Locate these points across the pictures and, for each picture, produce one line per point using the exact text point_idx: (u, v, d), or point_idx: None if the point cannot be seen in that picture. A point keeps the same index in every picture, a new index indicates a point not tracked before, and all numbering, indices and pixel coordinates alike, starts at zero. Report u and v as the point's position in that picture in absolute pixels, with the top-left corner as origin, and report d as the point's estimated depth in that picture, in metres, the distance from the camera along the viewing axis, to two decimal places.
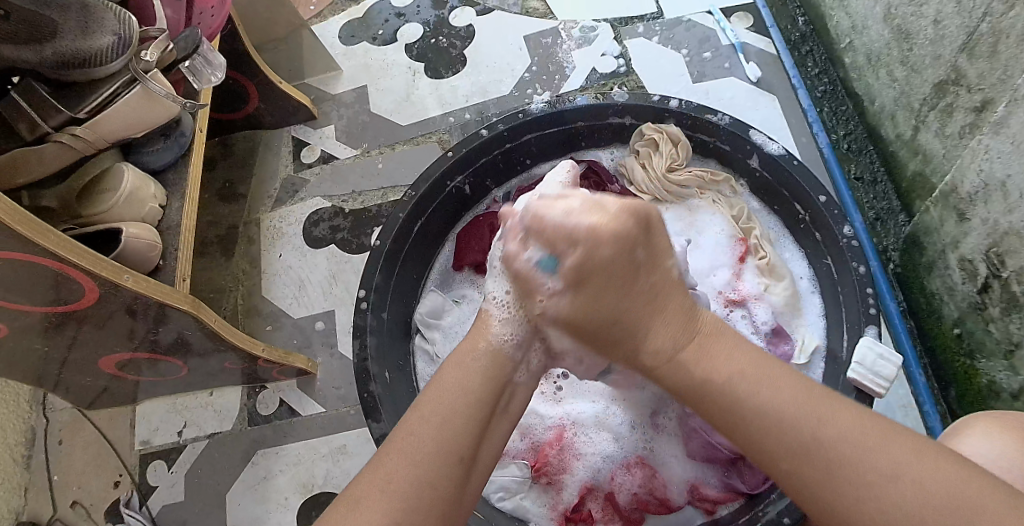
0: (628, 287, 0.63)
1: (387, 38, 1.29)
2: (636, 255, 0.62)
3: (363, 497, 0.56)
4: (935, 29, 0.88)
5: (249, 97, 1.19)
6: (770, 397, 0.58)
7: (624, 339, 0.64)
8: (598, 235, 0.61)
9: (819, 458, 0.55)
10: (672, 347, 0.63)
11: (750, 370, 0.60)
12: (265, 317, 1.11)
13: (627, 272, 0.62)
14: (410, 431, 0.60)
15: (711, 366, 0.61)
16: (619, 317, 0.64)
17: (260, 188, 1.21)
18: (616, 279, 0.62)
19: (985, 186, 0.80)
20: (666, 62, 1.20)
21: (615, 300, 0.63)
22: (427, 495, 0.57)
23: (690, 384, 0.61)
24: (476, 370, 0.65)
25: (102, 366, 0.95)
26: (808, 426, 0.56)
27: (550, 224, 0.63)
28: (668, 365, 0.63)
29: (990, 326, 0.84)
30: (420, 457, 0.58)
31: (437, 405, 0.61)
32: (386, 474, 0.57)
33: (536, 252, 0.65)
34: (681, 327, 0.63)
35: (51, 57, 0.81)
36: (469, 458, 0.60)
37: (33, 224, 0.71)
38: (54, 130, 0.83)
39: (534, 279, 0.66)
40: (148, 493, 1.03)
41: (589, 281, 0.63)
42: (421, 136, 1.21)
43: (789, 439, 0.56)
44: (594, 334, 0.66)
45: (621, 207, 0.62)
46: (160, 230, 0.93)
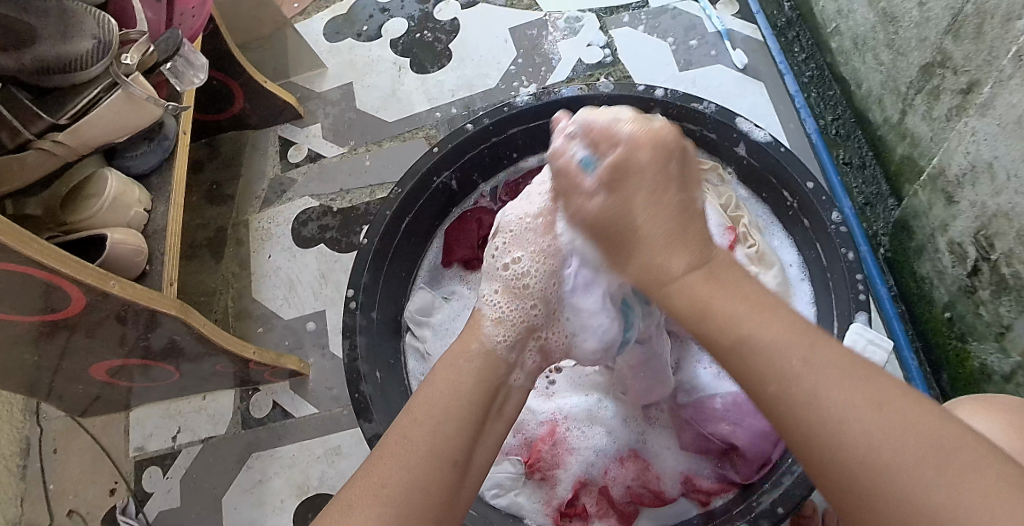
0: (661, 193, 0.59)
1: (371, 35, 1.29)
2: (671, 168, 0.60)
3: (357, 503, 0.54)
4: (920, 11, 0.87)
5: (233, 98, 1.18)
6: (761, 323, 0.51)
7: (634, 253, 0.59)
8: (641, 137, 0.60)
9: (795, 396, 0.48)
10: (668, 273, 0.57)
11: (756, 305, 0.53)
12: (256, 319, 1.11)
13: (663, 176, 0.59)
14: (403, 435, 0.59)
15: (711, 301, 0.54)
16: (643, 226, 0.59)
17: (248, 190, 1.20)
18: (650, 185, 0.59)
19: (972, 169, 0.80)
20: (652, 51, 1.19)
21: (649, 201, 0.59)
22: (425, 496, 0.56)
23: (687, 308, 0.55)
24: (463, 375, 0.66)
25: (94, 374, 0.95)
26: (796, 357, 0.49)
27: (601, 120, 0.62)
28: (669, 283, 0.57)
29: (981, 309, 0.84)
30: (412, 460, 0.57)
31: (428, 409, 0.61)
32: (378, 479, 0.56)
33: (582, 148, 0.63)
34: (695, 254, 0.57)
35: (32, 64, 0.81)
36: (462, 461, 0.59)
37: (16, 233, 0.70)
38: (35, 137, 0.82)
39: (574, 175, 0.63)
40: (145, 499, 1.03)
41: (627, 162, 0.60)
42: (408, 132, 1.20)
43: (774, 371, 0.50)
44: (618, 238, 0.60)
45: (648, 134, 0.60)
46: (146, 236, 0.93)
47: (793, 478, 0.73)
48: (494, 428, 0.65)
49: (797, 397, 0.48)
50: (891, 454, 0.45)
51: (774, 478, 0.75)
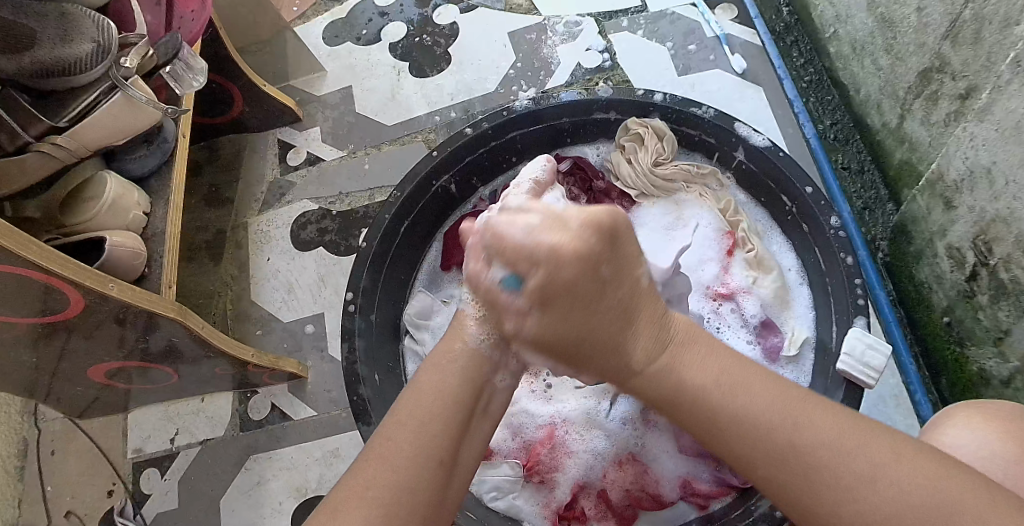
0: (595, 305, 0.58)
1: (371, 38, 1.29)
2: (600, 273, 0.57)
3: (343, 506, 0.55)
4: (918, 17, 0.87)
5: (233, 101, 1.18)
6: (749, 398, 0.56)
7: (591, 357, 0.60)
8: (547, 284, 0.57)
9: (798, 462, 0.53)
10: (627, 374, 0.60)
11: (729, 375, 0.57)
12: (254, 321, 1.11)
13: (587, 288, 0.57)
14: (390, 436, 0.59)
15: (682, 380, 0.58)
16: (587, 336, 0.59)
17: (247, 192, 1.20)
18: (582, 299, 0.58)
19: (971, 174, 0.80)
20: (651, 56, 1.20)
21: (592, 322, 0.59)
22: (417, 500, 0.56)
23: (662, 394, 0.59)
24: (453, 369, 0.64)
25: (92, 376, 0.95)
26: (789, 427, 0.54)
27: (510, 240, 0.58)
28: (633, 379, 0.60)
29: (979, 314, 0.84)
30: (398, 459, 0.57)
31: (417, 411, 0.60)
32: (367, 479, 0.56)
33: (501, 271, 0.59)
34: (654, 340, 0.60)
35: (31, 66, 0.80)
36: (448, 460, 0.59)
37: (17, 236, 0.70)
38: (35, 139, 0.82)
39: (501, 300, 0.60)
40: (143, 500, 1.03)
41: (545, 305, 0.58)
42: (408, 135, 1.20)
43: (771, 442, 0.54)
44: (571, 353, 0.60)
45: (582, 222, 0.57)
46: (145, 238, 0.93)
47: None
48: (478, 428, 0.64)
49: (798, 471, 0.53)
50: (880, 497, 0.51)
51: None
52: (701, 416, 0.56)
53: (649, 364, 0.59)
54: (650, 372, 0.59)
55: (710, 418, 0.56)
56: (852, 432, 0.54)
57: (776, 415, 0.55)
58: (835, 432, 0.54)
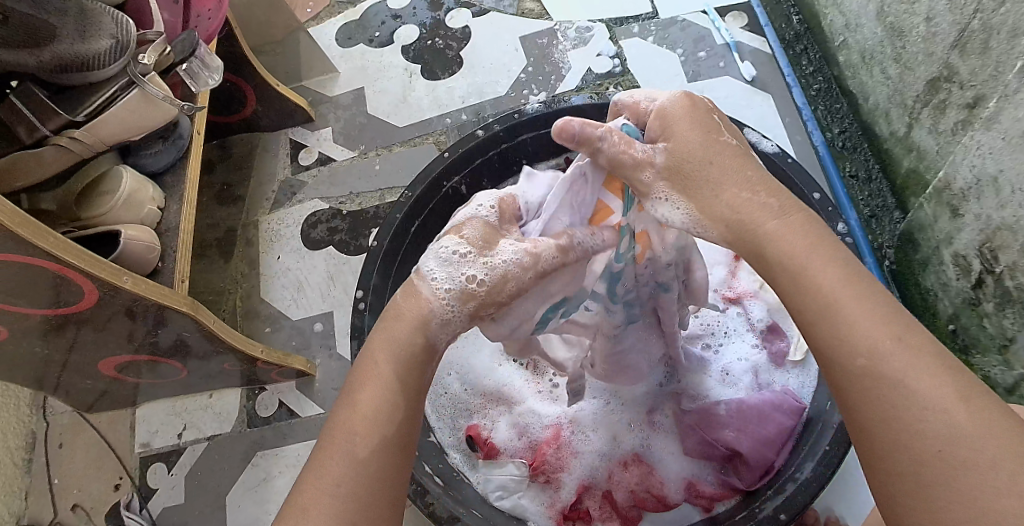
0: (714, 141, 0.62)
1: (383, 41, 1.30)
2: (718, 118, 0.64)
3: (310, 506, 0.54)
4: (927, 26, 0.88)
5: (246, 101, 1.19)
6: (857, 292, 0.54)
7: (705, 188, 0.62)
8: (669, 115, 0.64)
9: (880, 374, 0.51)
10: (764, 212, 0.60)
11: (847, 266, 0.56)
12: (264, 319, 1.12)
13: (708, 127, 0.63)
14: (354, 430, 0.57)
15: (798, 265, 0.57)
16: (711, 160, 0.62)
17: (259, 191, 1.21)
18: (699, 128, 0.63)
19: (978, 182, 0.81)
20: (661, 62, 1.21)
21: (710, 153, 0.62)
22: (391, 493, 0.56)
23: (782, 252, 0.58)
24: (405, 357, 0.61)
25: (102, 369, 0.95)
26: (890, 337, 0.52)
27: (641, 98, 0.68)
28: (759, 227, 0.59)
29: (984, 322, 0.85)
30: (365, 455, 0.56)
31: (369, 400, 0.58)
32: (336, 478, 0.55)
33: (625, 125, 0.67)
34: (779, 206, 0.60)
35: (50, 61, 0.82)
36: (409, 444, 0.59)
37: (34, 226, 0.71)
38: (52, 133, 0.83)
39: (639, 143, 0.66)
40: (149, 494, 1.03)
41: (672, 139, 0.63)
42: (419, 137, 1.21)
43: (861, 344, 0.52)
44: (693, 183, 0.62)
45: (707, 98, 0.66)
46: (159, 233, 0.94)
47: (795, 487, 0.74)
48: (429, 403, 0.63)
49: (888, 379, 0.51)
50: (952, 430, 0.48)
51: (776, 486, 0.76)
52: (817, 303, 0.55)
53: (781, 223, 0.59)
54: (780, 228, 0.59)
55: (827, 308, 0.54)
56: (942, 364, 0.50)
57: (879, 333, 0.52)
58: (947, 382, 0.49)
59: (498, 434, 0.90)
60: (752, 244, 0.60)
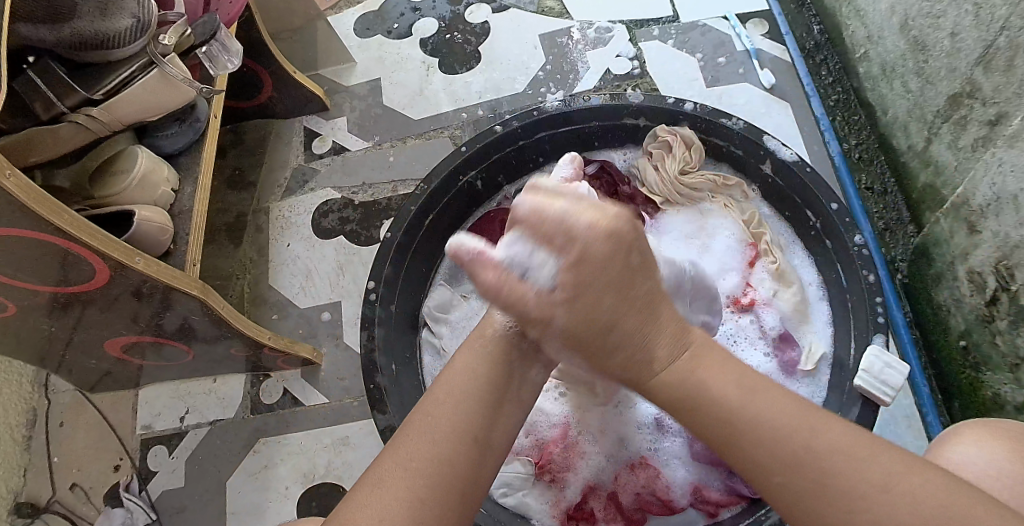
0: (625, 290, 0.58)
1: (402, 33, 1.30)
2: (630, 259, 0.58)
3: (382, 484, 0.55)
4: (952, 42, 0.88)
5: (263, 86, 1.19)
6: (774, 407, 0.55)
7: (605, 344, 0.59)
8: (577, 291, 0.57)
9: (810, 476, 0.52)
10: (661, 343, 0.59)
11: (745, 384, 0.56)
12: (271, 306, 1.11)
13: (620, 279, 0.57)
14: (430, 413, 0.59)
15: (713, 394, 0.56)
16: (615, 325, 0.58)
17: (271, 177, 1.21)
18: (604, 283, 0.57)
19: (997, 199, 0.80)
20: (679, 65, 1.20)
21: (609, 312, 0.58)
22: (458, 484, 0.55)
23: (670, 396, 0.58)
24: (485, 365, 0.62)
25: (107, 348, 0.95)
26: (801, 441, 0.53)
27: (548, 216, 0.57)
28: (657, 371, 0.58)
29: (996, 340, 0.84)
30: (437, 436, 0.57)
31: (452, 389, 0.60)
32: (408, 452, 0.56)
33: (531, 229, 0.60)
34: (674, 340, 0.59)
35: (69, 37, 0.81)
36: (481, 439, 0.58)
37: (51, 205, 0.71)
38: (69, 109, 0.83)
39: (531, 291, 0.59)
40: (148, 477, 1.03)
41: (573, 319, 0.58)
42: (433, 131, 1.21)
43: (777, 461, 0.53)
44: (603, 341, 0.59)
45: (596, 225, 0.56)
46: (172, 215, 0.93)
47: None
48: (512, 412, 0.62)
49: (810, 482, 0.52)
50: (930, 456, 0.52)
51: None
52: (724, 422, 0.55)
53: (675, 359, 0.58)
54: (676, 364, 0.58)
55: (729, 425, 0.55)
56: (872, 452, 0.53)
57: (801, 444, 0.53)
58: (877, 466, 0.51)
59: None
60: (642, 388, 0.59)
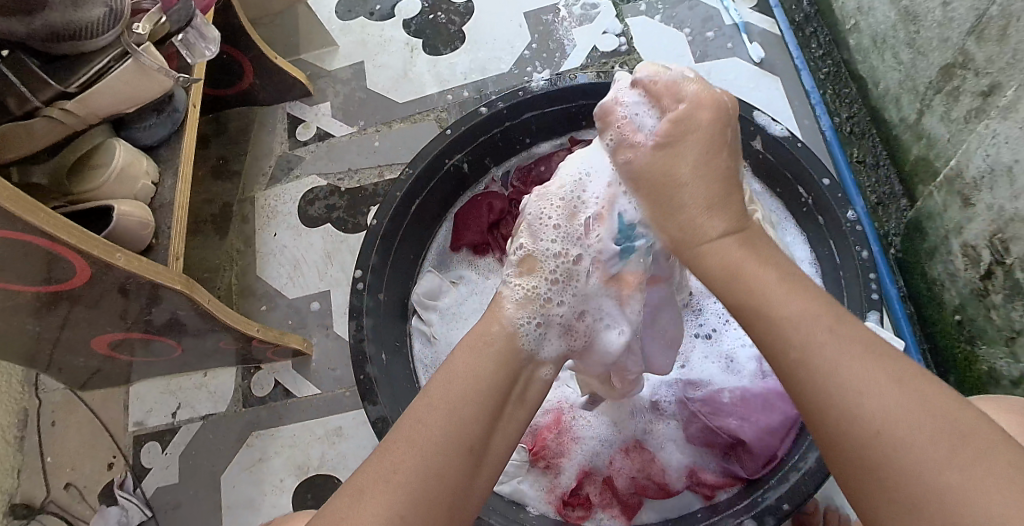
0: (711, 158, 0.62)
1: (384, 14, 1.27)
2: (726, 134, 0.62)
3: (369, 489, 0.52)
4: (943, 11, 0.86)
5: (243, 73, 1.16)
6: (801, 304, 0.52)
7: (666, 198, 0.63)
8: (699, 108, 0.62)
9: (827, 383, 0.49)
10: (708, 228, 0.60)
11: (790, 282, 0.54)
12: (259, 297, 1.10)
13: (715, 143, 0.62)
14: (421, 418, 0.56)
15: (749, 282, 0.55)
16: (678, 182, 0.62)
17: (256, 166, 1.19)
18: (704, 146, 0.62)
19: (991, 172, 0.79)
20: (668, 41, 1.18)
21: (692, 159, 0.62)
22: (445, 499, 0.53)
23: (716, 269, 0.58)
24: (492, 357, 0.61)
25: (94, 346, 0.94)
26: (828, 348, 0.50)
27: (662, 80, 0.65)
28: (696, 245, 0.61)
29: (992, 314, 0.83)
30: (429, 446, 0.54)
31: (447, 393, 0.57)
32: (393, 460, 0.53)
33: (636, 103, 0.66)
34: (731, 220, 0.60)
35: (41, 29, 0.78)
36: (477, 448, 0.56)
37: (25, 203, 0.69)
38: (44, 104, 0.80)
39: (626, 129, 0.66)
40: (142, 474, 1.02)
41: (653, 158, 0.64)
42: (419, 114, 1.19)
43: (808, 359, 0.50)
44: (660, 192, 0.63)
45: (713, 97, 0.63)
46: (153, 209, 0.92)
47: (800, 476, 0.73)
48: (515, 415, 0.60)
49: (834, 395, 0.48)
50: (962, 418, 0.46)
51: (780, 475, 0.75)
52: (758, 310, 0.54)
53: (721, 238, 0.59)
54: (716, 242, 0.59)
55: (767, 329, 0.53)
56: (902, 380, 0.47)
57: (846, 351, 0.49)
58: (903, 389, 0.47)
59: None
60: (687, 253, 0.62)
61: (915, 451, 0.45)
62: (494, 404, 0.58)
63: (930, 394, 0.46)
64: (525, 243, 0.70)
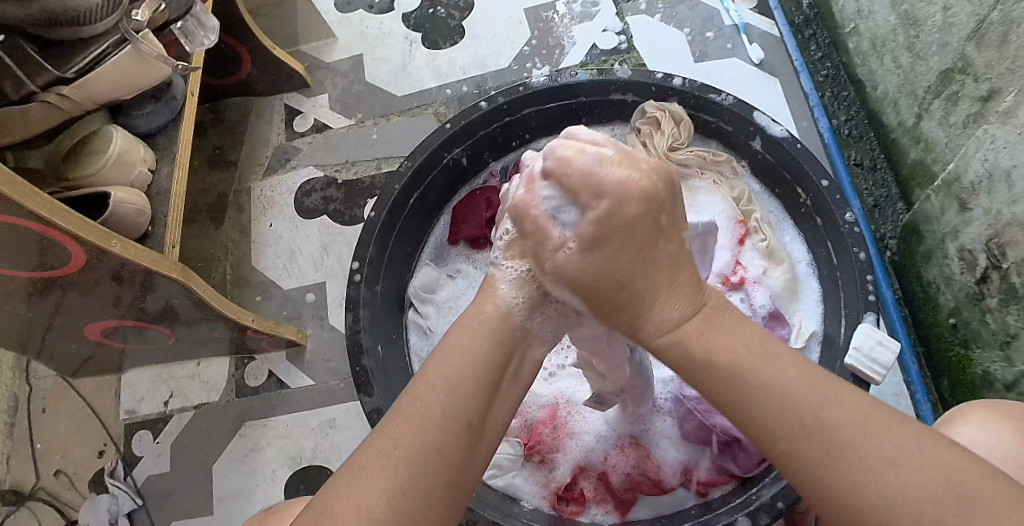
0: (647, 253, 0.56)
1: (383, 7, 1.27)
2: (659, 221, 0.56)
3: (369, 466, 0.51)
4: (944, 16, 0.87)
5: (241, 63, 1.15)
6: (779, 382, 0.51)
7: (614, 304, 0.58)
8: (628, 186, 0.55)
9: (810, 453, 0.49)
10: (661, 326, 0.56)
11: (759, 357, 0.53)
12: (254, 287, 1.09)
13: (651, 236, 0.56)
14: (419, 396, 0.54)
15: (718, 356, 0.54)
16: (624, 282, 0.56)
17: (252, 156, 1.18)
18: (639, 241, 0.56)
19: (989, 176, 0.80)
20: (668, 40, 1.18)
21: (631, 264, 0.56)
22: (444, 473, 0.52)
23: (681, 358, 0.55)
24: (486, 328, 0.58)
25: (87, 333, 0.93)
26: (807, 414, 0.50)
27: (578, 166, 0.56)
28: (656, 338, 0.56)
29: (987, 317, 0.84)
30: (428, 422, 0.52)
31: (445, 369, 0.55)
32: (392, 438, 0.52)
33: (551, 193, 0.58)
34: (685, 307, 0.56)
35: (38, 13, 0.76)
36: (477, 423, 0.54)
37: (19, 186, 0.68)
38: (40, 89, 0.80)
39: (547, 231, 0.58)
40: (133, 462, 1.01)
41: (585, 272, 0.57)
42: (418, 107, 1.18)
43: (783, 428, 0.50)
44: (603, 295, 0.57)
45: (647, 166, 0.56)
46: (149, 196, 0.91)
47: None
48: (510, 393, 0.58)
49: (816, 454, 0.49)
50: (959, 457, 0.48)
51: (774, 474, 0.75)
52: (721, 375, 0.53)
53: (673, 335, 0.56)
54: (670, 342, 0.56)
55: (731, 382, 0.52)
56: (880, 428, 0.49)
57: (843, 419, 0.49)
58: (891, 443, 0.48)
59: None
60: (646, 347, 0.58)
61: (884, 487, 0.47)
62: (490, 376, 0.56)
63: (916, 451, 0.48)
64: (514, 223, 0.64)
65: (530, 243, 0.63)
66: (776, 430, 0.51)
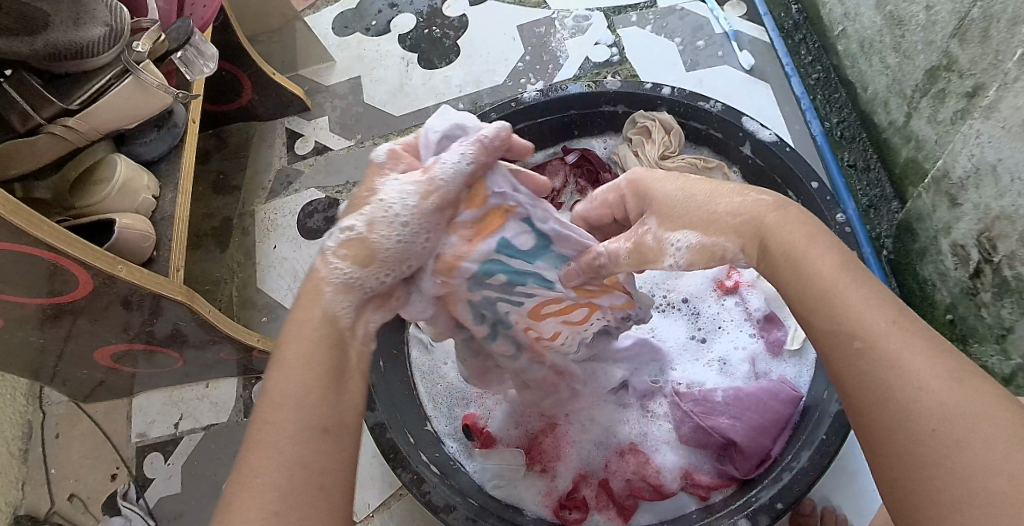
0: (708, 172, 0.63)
1: (380, 30, 1.29)
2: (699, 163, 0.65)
3: (236, 501, 0.52)
4: (927, 15, 0.88)
5: (243, 89, 1.18)
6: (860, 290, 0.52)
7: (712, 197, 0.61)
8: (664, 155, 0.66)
9: (879, 356, 0.49)
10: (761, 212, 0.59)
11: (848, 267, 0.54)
12: (259, 308, 1.11)
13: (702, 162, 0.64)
14: (265, 420, 0.55)
15: (811, 259, 0.55)
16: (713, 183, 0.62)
17: (255, 180, 1.21)
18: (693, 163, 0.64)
19: (976, 171, 0.80)
20: (659, 51, 1.20)
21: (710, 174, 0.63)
22: (313, 482, 0.53)
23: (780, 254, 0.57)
24: (316, 339, 0.59)
25: (98, 358, 0.95)
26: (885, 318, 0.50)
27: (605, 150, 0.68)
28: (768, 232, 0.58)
29: (982, 311, 0.84)
30: (283, 444, 0.54)
31: (281, 389, 0.56)
32: (248, 470, 0.53)
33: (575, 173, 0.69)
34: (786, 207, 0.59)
35: (43, 49, 0.79)
36: (333, 426, 0.56)
37: (28, 215, 0.71)
38: (46, 121, 0.83)
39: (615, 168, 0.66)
40: (145, 484, 1.03)
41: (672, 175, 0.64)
42: (415, 126, 1.21)
43: (861, 328, 0.50)
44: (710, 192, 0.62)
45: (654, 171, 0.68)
46: (154, 222, 0.93)
47: (791, 476, 0.74)
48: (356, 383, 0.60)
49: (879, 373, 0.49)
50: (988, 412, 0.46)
51: (773, 475, 0.76)
52: (816, 289, 0.53)
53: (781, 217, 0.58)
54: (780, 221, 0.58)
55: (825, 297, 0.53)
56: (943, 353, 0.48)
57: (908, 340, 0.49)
58: (943, 367, 0.47)
59: (494, 423, 0.90)
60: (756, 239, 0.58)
61: (940, 403, 0.46)
62: (329, 380, 0.58)
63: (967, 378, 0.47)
64: (360, 225, 0.62)
65: (366, 251, 0.62)
66: (859, 326, 0.50)
